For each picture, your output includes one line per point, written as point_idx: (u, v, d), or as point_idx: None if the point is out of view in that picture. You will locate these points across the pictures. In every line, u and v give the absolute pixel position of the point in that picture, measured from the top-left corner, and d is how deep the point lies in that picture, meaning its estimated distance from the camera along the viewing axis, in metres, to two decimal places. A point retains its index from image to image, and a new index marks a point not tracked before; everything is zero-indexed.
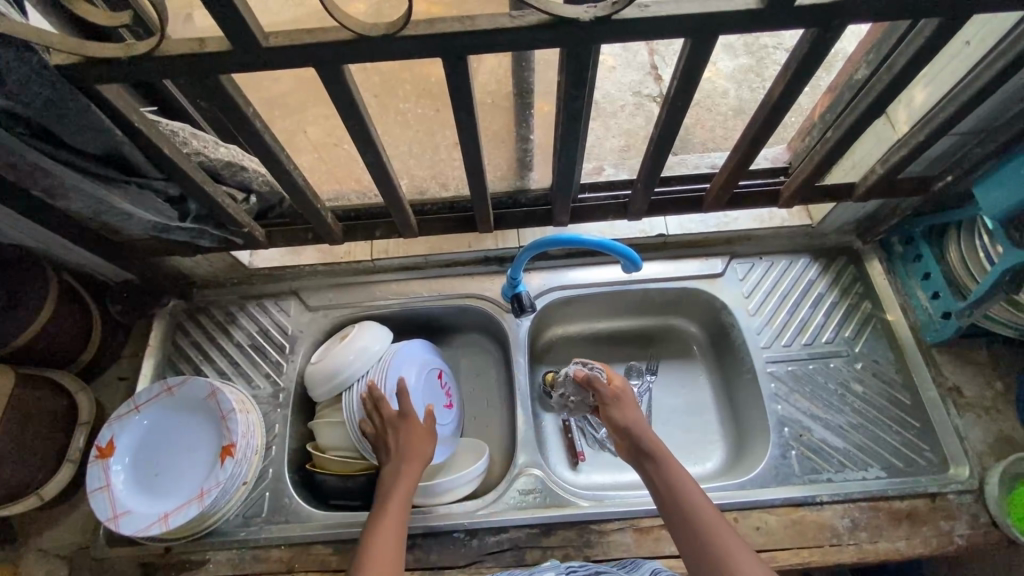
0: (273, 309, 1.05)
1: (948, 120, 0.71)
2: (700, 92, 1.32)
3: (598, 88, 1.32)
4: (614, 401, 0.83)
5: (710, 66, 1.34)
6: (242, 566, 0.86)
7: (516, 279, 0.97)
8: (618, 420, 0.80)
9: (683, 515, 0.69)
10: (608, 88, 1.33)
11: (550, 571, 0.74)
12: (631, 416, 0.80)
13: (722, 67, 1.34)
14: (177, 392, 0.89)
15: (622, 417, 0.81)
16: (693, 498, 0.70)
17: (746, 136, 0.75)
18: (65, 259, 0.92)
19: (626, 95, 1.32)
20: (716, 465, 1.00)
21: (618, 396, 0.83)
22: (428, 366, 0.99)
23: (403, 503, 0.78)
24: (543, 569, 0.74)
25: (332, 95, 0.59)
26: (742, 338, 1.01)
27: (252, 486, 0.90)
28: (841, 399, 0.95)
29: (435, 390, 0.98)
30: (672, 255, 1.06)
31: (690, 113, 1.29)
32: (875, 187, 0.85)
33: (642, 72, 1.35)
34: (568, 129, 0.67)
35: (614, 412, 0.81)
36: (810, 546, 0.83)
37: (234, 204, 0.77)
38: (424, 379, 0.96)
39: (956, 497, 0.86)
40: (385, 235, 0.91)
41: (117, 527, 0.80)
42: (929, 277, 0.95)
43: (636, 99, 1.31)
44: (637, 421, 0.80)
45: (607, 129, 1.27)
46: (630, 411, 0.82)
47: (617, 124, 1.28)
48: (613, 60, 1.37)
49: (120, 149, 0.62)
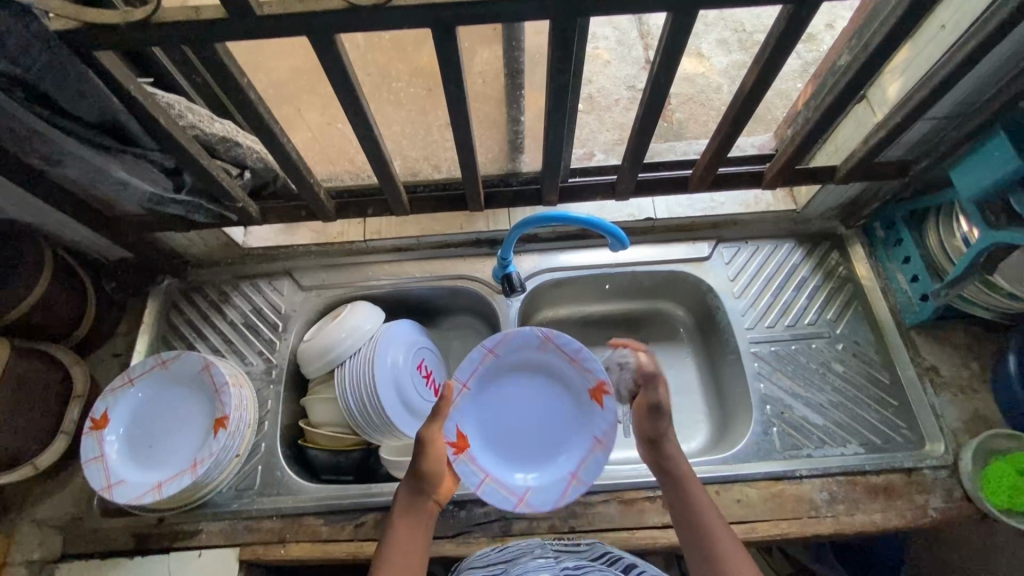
0: (267, 289, 1.06)
1: (926, 98, 0.73)
2: (694, 86, 1.34)
3: (593, 82, 1.34)
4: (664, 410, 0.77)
5: (704, 62, 1.37)
6: (234, 536, 0.88)
7: (506, 260, 0.99)
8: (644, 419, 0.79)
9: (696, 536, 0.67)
10: (603, 82, 1.35)
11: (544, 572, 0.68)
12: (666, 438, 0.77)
13: (716, 63, 1.36)
14: (171, 366, 0.91)
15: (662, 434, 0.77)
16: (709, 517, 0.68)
17: (729, 116, 0.77)
18: (61, 235, 0.93)
19: (621, 89, 1.34)
20: (701, 444, 1.02)
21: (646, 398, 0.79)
22: (483, 394, 0.87)
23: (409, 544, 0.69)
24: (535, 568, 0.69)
25: (325, 65, 0.60)
26: (727, 320, 1.03)
27: (245, 460, 0.92)
28: (821, 377, 0.97)
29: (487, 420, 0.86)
30: (660, 239, 1.08)
31: (683, 108, 1.31)
32: (856, 169, 0.88)
33: (637, 67, 1.37)
34: (555, 105, 0.69)
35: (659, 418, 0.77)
36: (789, 518, 0.86)
37: (228, 178, 0.78)
38: (490, 404, 0.87)
39: (930, 473, 0.88)
40: (376, 213, 0.93)
41: (110, 496, 0.82)
42: (908, 261, 0.97)
43: (630, 94, 1.33)
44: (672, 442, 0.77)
45: (602, 122, 1.29)
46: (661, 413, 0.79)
47: (611, 118, 1.29)
48: (608, 55, 1.39)
49: (116, 117, 0.63)
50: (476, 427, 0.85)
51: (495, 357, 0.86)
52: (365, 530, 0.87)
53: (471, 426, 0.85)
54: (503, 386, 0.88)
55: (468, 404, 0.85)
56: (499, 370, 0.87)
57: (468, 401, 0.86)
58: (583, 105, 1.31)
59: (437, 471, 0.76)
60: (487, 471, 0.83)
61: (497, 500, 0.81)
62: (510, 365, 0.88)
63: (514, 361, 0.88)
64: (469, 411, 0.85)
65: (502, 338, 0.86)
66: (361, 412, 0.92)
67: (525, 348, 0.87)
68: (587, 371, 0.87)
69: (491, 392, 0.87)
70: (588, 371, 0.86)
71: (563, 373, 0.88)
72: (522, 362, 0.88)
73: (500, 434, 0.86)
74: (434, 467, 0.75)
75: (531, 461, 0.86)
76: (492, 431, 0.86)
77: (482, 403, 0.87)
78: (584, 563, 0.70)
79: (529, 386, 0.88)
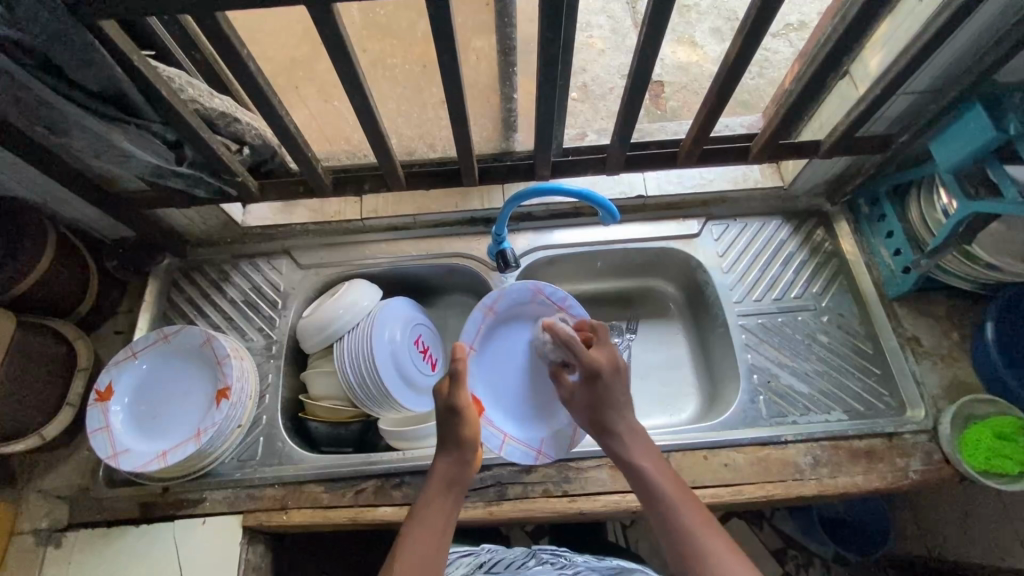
0: (266, 267, 1.08)
1: (904, 69, 0.76)
2: (687, 75, 1.37)
3: (588, 71, 1.36)
4: (619, 368, 0.81)
5: (697, 50, 1.39)
6: (237, 504, 0.90)
7: (501, 236, 1.01)
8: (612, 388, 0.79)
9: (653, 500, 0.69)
10: (598, 71, 1.37)
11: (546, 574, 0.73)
12: (630, 427, 0.77)
13: (709, 51, 1.39)
14: (173, 339, 0.93)
15: (621, 423, 0.77)
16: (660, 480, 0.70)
17: (717, 85, 0.81)
18: (64, 215, 0.95)
19: (615, 78, 1.36)
20: (690, 415, 1.06)
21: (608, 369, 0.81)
22: (488, 353, 0.96)
23: (445, 510, 0.70)
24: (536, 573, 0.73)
25: (323, 34, 0.63)
26: (716, 294, 1.06)
27: (247, 431, 0.94)
28: (807, 347, 1.00)
29: (493, 376, 0.96)
30: (651, 216, 1.10)
31: (677, 96, 1.34)
32: (840, 142, 0.91)
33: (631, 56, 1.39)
34: (547, 74, 0.73)
35: (609, 385, 0.79)
36: (775, 480, 0.89)
37: (228, 153, 0.80)
38: (493, 360, 0.97)
39: (911, 437, 0.92)
40: (373, 188, 0.95)
41: (116, 464, 0.84)
42: (891, 235, 1.00)
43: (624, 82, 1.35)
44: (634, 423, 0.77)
45: (595, 110, 1.31)
46: (622, 384, 0.80)
47: (605, 106, 1.32)
48: (602, 43, 1.41)
49: (119, 87, 0.65)
50: (485, 387, 0.95)
51: (495, 315, 0.96)
52: (365, 496, 0.90)
53: (483, 387, 0.95)
54: (502, 342, 0.97)
55: (477, 365, 0.95)
56: (498, 327, 0.97)
57: (476, 362, 0.95)
58: (577, 93, 1.33)
59: (471, 436, 0.76)
60: (506, 431, 0.92)
61: (519, 456, 0.90)
62: (508, 320, 0.98)
63: (509, 316, 0.98)
64: (477, 373, 0.95)
65: (498, 296, 0.95)
66: (360, 384, 0.95)
67: (518, 302, 0.97)
68: (572, 318, 0.98)
69: (493, 351, 0.97)
70: (575, 318, 0.97)
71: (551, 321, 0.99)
72: (518, 317, 0.98)
73: (507, 390, 0.96)
74: (471, 434, 0.76)
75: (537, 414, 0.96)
76: (501, 387, 0.96)
77: (487, 360, 0.96)
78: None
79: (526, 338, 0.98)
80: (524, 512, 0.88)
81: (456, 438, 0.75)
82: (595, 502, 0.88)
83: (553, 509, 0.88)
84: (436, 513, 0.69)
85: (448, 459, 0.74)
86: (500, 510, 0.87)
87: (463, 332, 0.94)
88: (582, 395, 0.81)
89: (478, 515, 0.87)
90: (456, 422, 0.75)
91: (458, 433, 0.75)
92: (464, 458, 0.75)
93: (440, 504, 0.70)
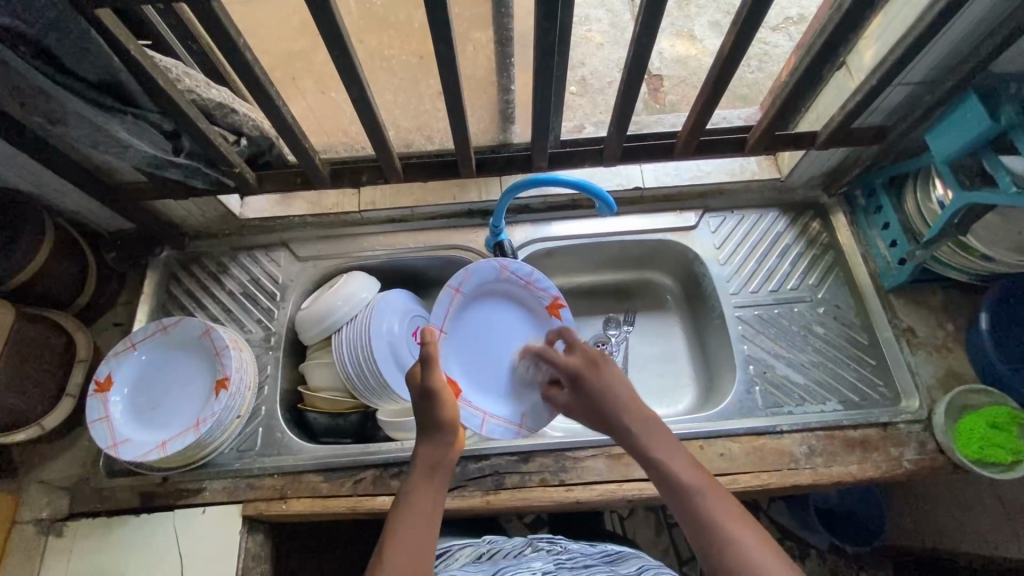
0: (264, 259, 1.09)
1: (899, 59, 0.77)
2: (686, 69, 1.37)
3: (586, 65, 1.36)
4: (595, 362, 0.81)
5: (696, 44, 1.39)
6: (236, 494, 0.91)
7: (498, 228, 1.00)
8: (591, 384, 0.79)
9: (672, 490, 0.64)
10: (596, 64, 1.37)
11: (539, 561, 0.73)
12: (633, 413, 0.74)
13: (708, 45, 1.38)
14: (171, 331, 0.93)
15: (621, 411, 0.74)
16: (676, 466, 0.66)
17: (713, 76, 0.81)
18: (62, 207, 0.95)
19: (614, 71, 1.35)
20: (687, 406, 1.07)
21: (581, 368, 0.81)
22: (457, 333, 0.96)
23: (431, 494, 0.70)
24: (531, 559, 0.73)
25: (319, 23, 0.63)
26: (713, 286, 1.06)
27: (246, 422, 0.95)
28: (803, 339, 1.01)
29: (468, 356, 0.97)
30: (648, 208, 1.11)
31: (675, 90, 1.34)
32: (836, 133, 0.91)
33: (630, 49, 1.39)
34: (543, 63, 0.73)
35: (592, 384, 0.79)
36: (770, 470, 0.90)
37: (225, 144, 0.80)
38: (463, 339, 0.97)
39: (905, 426, 0.92)
40: (370, 180, 0.96)
41: (116, 454, 0.85)
42: (887, 227, 1.00)
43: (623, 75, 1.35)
44: (635, 409, 0.74)
45: (594, 104, 1.31)
46: (602, 376, 0.79)
47: (604, 100, 1.32)
48: (601, 37, 1.41)
49: (115, 74, 0.65)
50: (459, 369, 0.95)
51: (462, 295, 0.96)
52: (364, 486, 0.91)
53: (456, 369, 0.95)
54: (471, 321, 0.98)
55: (449, 346, 0.95)
56: (467, 305, 0.97)
57: (448, 343, 0.95)
58: (576, 87, 1.34)
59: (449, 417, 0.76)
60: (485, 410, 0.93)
61: (501, 433, 0.92)
62: (476, 299, 0.98)
63: (478, 295, 0.98)
64: (450, 354, 0.95)
65: (465, 276, 0.95)
66: (358, 375, 0.95)
67: (485, 280, 0.97)
68: (540, 292, 0.99)
69: (463, 330, 0.97)
70: (543, 292, 0.99)
71: (518, 297, 1.00)
72: (484, 296, 0.99)
73: (480, 369, 0.97)
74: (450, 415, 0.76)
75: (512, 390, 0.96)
76: (475, 366, 0.96)
77: (457, 340, 0.96)
78: (574, 561, 0.73)
79: (495, 316, 0.99)
80: (521, 501, 0.88)
81: (435, 422, 0.76)
82: (592, 491, 0.88)
83: (550, 498, 0.88)
84: (423, 498, 0.69)
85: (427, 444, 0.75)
86: (498, 499, 0.88)
87: (432, 314, 0.94)
88: (577, 402, 0.81)
89: (476, 503, 0.88)
90: (431, 404, 0.76)
91: (436, 416, 0.75)
92: (444, 440, 0.75)
93: (424, 491, 0.70)
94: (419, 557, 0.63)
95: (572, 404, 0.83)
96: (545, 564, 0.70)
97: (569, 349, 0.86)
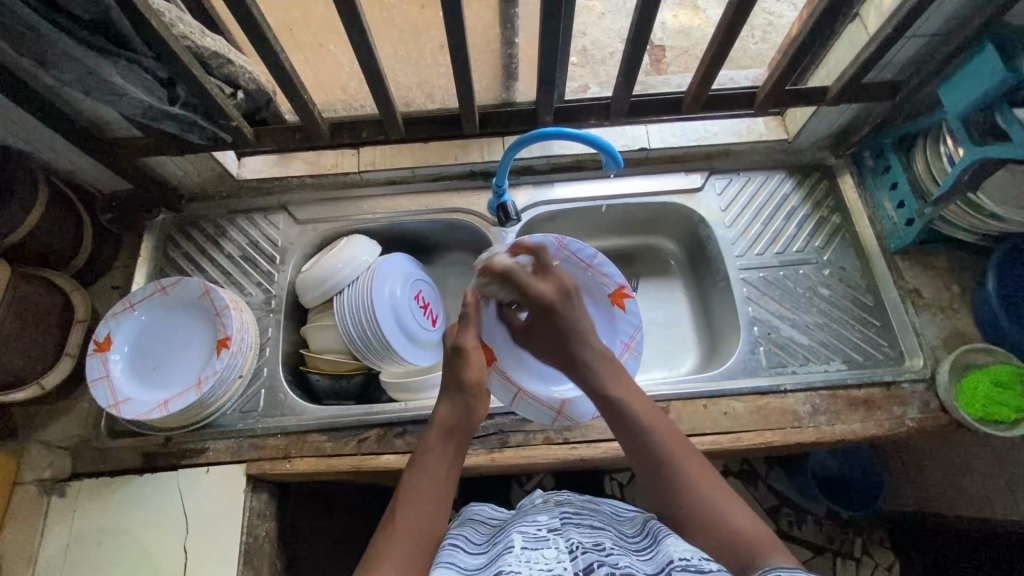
0: (263, 222, 1.07)
1: (916, 5, 0.75)
2: (688, 39, 1.33)
3: (587, 35, 1.33)
4: (567, 296, 0.82)
5: (699, 13, 1.35)
6: (240, 453, 0.90)
7: (501, 188, 0.98)
8: (563, 322, 0.80)
9: (629, 429, 0.70)
10: (597, 34, 1.33)
11: (543, 515, 0.64)
12: (597, 355, 0.78)
13: (711, 14, 1.35)
14: (170, 291, 0.92)
15: (584, 342, 0.79)
16: (636, 408, 0.72)
17: (725, 23, 0.79)
18: (54, 165, 0.92)
19: (615, 42, 1.32)
20: (690, 368, 1.07)
21: (557, 305, 0.81)
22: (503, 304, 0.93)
23: (449, 454, 0.70)
24: (535, 513, 0.65)
25: None
26: (718, 249, 1.05)
27: (248, 384, 0.94)
28: (808, 301, 1.00)
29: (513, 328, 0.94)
30: (652, 168, 1.09)
31: (678, 59, 1.31)
32: (848, 87, 0.89)
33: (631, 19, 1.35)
34: (551, 7, 0.71)
35: (564, 315, 0.80)
36: (773, 428, 0.90)
37: (223, 96, 0.78)
38: None
39: (909, 386, 0.92)
40: (371, 136, 0.94)
41: (118, 413, 0.84)
42: (896, 187, 0.99)
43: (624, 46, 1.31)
44: (595, 348, 0.79)
45: (596, 74, 1.28)
46: (574, 313, 0.81)
47: (606, 71, 1.29)
48: (602, 7, 1.37)
49: (109, 15, 0.63)
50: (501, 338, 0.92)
51: None
52: (369, 445, 0.91)
53: (490, 336, 0.91)
54: None
55: (494, 313, 0.92)
56: None
57: (492, 311, 0.92)
58: (577, 57, 1.30)
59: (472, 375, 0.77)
60: (522, 387, 0.90)
61: (534, 412, 0.89)
62: None
63: None
64: (493, 320, 0.92)
65: (518, 244, 0.92)
66: (362, 338, 0.95)
67: None
68: (603, 275, 0.94)
69: None
70: (606, 278, 0.94)
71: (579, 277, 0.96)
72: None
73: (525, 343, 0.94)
74: (476, 375, 0.77)
75: (550, 375, 0.94)
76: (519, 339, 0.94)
77: None
78: (584, 520, 0.64)
79: None
80: (525, 459, 0.88)
81: (461, 380, 0.77)
82: (596, 449, 0.88)
83: (554, 456, 0.88)
84: (441, 456, 0.70)
85: (447, 403, 0.75)
86: (502, 456, 0.88)
87: (477, 278, 0.90)
88: (541, 328, 0.83)
89: (481, 461, 0.88)
90: (456, 364, 0.78)
91: (463, 375, 0.76)
92: (463, 399, 0.76)
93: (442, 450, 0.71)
94: (434, 515, 0.64)
95: (530, 329, 0.85)
96: (550, 520, 0.62)
97: (541, 273, 0.84)
